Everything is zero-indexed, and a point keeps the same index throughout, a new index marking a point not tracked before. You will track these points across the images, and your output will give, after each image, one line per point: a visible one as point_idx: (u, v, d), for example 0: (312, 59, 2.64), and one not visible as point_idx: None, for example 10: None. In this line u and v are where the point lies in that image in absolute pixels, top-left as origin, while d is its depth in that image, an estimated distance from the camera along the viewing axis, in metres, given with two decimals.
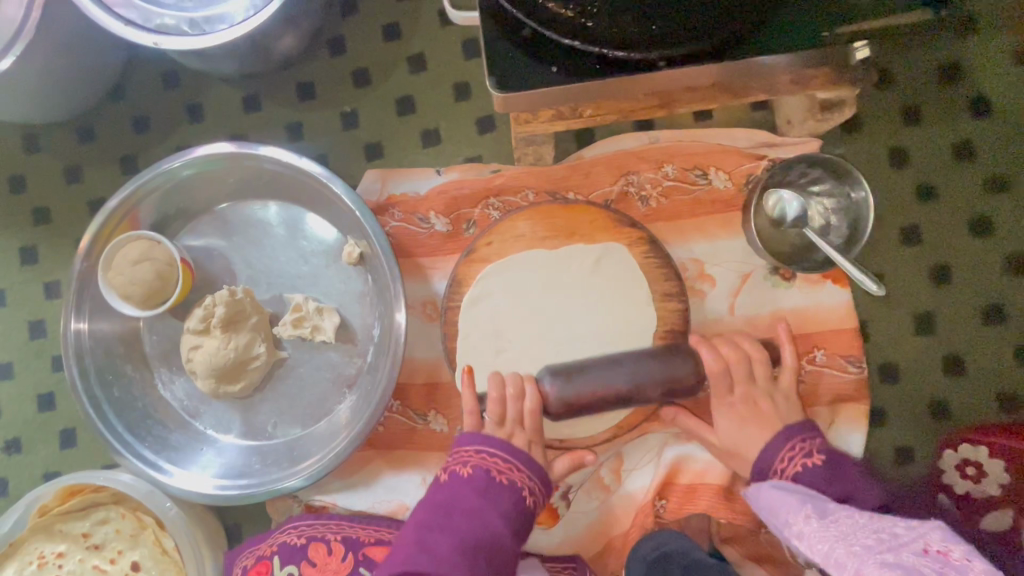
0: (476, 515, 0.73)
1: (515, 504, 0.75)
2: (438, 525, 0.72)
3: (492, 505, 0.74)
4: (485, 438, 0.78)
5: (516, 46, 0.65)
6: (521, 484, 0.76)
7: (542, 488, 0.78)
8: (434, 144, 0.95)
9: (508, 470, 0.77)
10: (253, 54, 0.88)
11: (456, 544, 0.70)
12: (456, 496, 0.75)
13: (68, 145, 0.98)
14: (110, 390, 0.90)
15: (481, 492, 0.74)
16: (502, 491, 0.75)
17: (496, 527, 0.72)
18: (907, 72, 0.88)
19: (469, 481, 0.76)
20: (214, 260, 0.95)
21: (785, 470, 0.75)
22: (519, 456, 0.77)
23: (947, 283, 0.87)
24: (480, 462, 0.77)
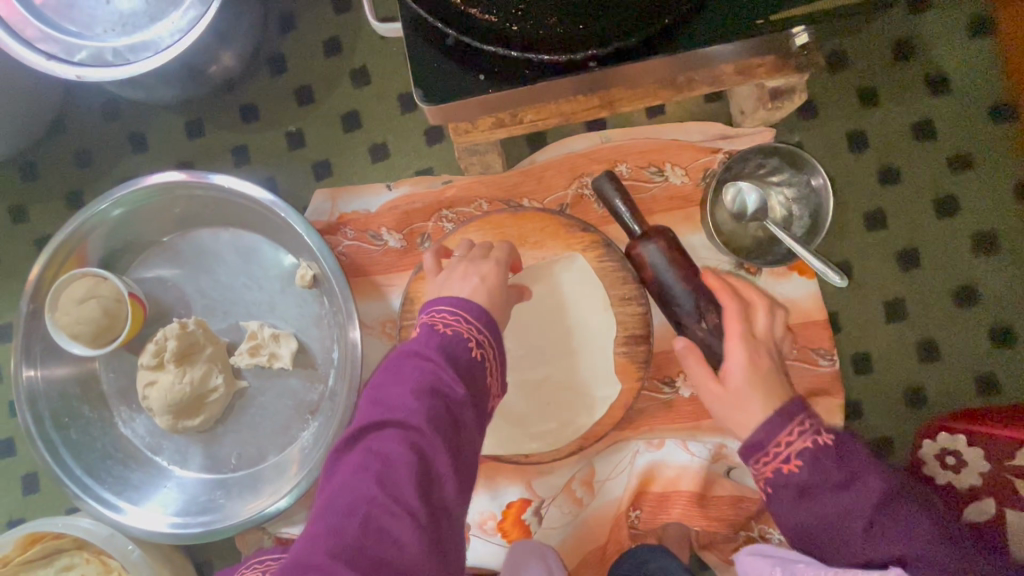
0: (436, 362, 0.55)
1: (482, 370, 0.58)
2: (395, 373, 0.55)
3: (451, 355, 0.57)
4: (461, 300, 0.62)
5: (442, 54, 0.62)
6: (472, 338, 0.59)
7: (495, 351, 0.61)
8: (384, 159, 0.92)
9: (466, 326, 0.60)
10: (188, 79, 0.85)
11: (414, 388, 0.53)
12: (413, 344, 0.58)
13: (12, 184, 0.96)
14: (66, 433, 0.87)
15: (439, 346, 0.57)
16: (457, 343, 0.58)
17: (455, 376, 0.55)
18: (860, 52, 0.86)
19: (436, 335, 0.58)
20: (167, 292, 0.93)
21: (786, 445, 0.63)
22: (491, 321, 0.62)
23: (916, 267, 0.85)
24: (433, 320, 0.60)
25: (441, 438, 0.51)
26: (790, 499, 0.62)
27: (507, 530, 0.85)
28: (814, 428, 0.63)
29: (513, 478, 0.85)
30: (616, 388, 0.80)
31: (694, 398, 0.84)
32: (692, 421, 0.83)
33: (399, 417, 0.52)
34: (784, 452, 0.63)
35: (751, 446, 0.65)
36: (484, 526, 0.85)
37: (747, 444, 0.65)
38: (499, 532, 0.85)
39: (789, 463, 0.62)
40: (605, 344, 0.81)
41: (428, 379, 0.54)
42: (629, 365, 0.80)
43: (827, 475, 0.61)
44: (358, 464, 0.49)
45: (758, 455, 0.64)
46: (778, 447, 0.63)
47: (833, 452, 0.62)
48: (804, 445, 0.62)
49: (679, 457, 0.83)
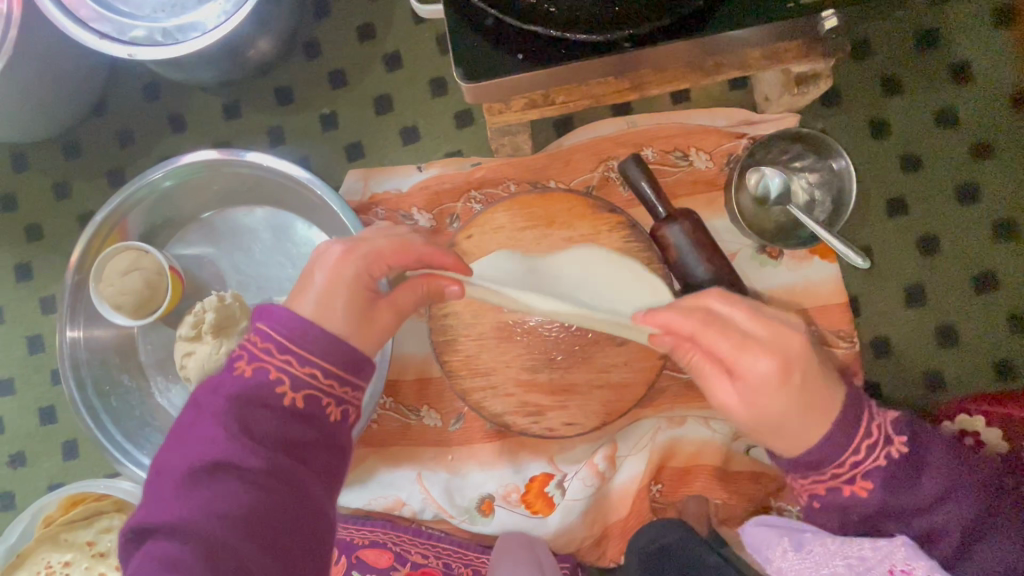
0: (228, 423, 0.54)
1: (286, 414, 0.56)
2: (179, 445, 0.55)
3: (249, 409, 0.56)
4: (261, 328, 0.59)
5: (481, 35, 0.64)
6: (287, 382, 0.57)
7: (328, 382, 0.59)
8: (414, 141, 0.95)
9: (278, 361, 0.58)
10: (228, 61, 0.88)
11: (195, 471, 0.52)
12: (205, 404, 0.56)
13: (55, 161, 0.99)
14: (107, 400, 0.91)
15: (232, 398, 0.56)
16: (265, 390, 0.57)
17: (259, 431, 0.55)
18: (884, 41, 0.87)
19: (221, 393, 0.56)
20: (203, 267, 0.96)
21: (862, 460, 0.64)
22: (298, 344, 0.58)
23: (937, 253, 0.86)
24: (239, 358, 0.59)
25: (235, 518, 0.51)
26: (847, 499, 0.65)
27: (531, 502, 0.87)
28: (867, 446, 0.64)
29: (536, 452, 0.87)
30: (642, 366, 0.83)
31: None
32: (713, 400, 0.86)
33: (173, 516, 0.50)
34: (861, 468, 0.64)
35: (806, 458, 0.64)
36: (508, 498, 0.87)
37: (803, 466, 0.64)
38: (523, 504, 0.87)
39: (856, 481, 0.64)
40: None
41: (218, 446, 0.53)
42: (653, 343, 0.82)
43: (896, 486, 0.64)
44: (134, 565, 0.48)
45: (827, 471, 0.64)
46: (846, 466, 0.63)
47: (903, 461, 0.64)
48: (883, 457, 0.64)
49: (701, 433, 0.85)
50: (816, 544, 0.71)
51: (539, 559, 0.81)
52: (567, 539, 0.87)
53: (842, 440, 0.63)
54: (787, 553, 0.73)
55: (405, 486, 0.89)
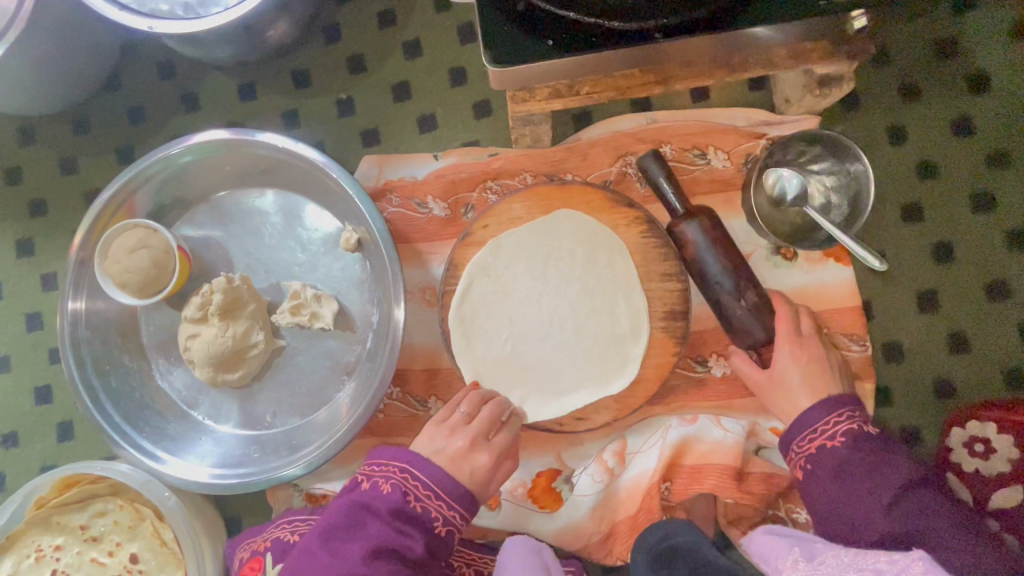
0: (392, 529, 0.67)
1: (432, 535, 0.69)
2: (349, 535, 0.67)
3: (407, 529, 0.68)
4: (417, 459, 0.72)
5: (509, 17, 0.64)
6: (440, 517, 0.70)
7: (463, 521, 0.72)
8: (431, 130, 0.94)
9: (433, 502, 0.70)
10: (247, 41, 0.87)
11: (366, 555, 0.65)
12: (371, 511, 0.68)
13: (64, 136, 0.97)
14: (107, 380, 0.89)
15: (396, 511, 0.68)
16: (422, 520, 0.69)
17: (412, 543, 0.67)
18: (904, 49, 0.88)
19: (386, 499, 0.69)
20: (211, 249, 0.95)
21: (832, 425, 0.72)
22: (446, 485, 0.71)
23: (950, 259, 0.87)
24: (398, 481, 0.70)
25: None
26: (821, 465, 0.71)
27: (538, 497, 0.86)
28: (840, 426, 0.72)
29: (544, 447, 0.86)
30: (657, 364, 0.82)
31: (726, 376, 0.85)
32: (724, 399, 0.86)
33: None
34: (829, 432, 0.72)
35: (796, 428, 0.75)
36: (514, 492, 0.86)
37: (788, 430, 0.75)
38: (531, 499, 0.86)
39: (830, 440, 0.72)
40: (643, 318, 0.82)
41: (383, 549, 0.66)
42: (667, 340, 0.82)
43: (862, 458, 0.69)
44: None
45: (804, 432, 0.73)
46: (826, 425, 0.72)
47: (878, 445, 0.70)
48: (847, 427, 0.71)
49: (714, 433, 0.85)
50: (828, 556, 0.67)
51: (544, 557, 0.78)
52: (574, 536, 0.85)
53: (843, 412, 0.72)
54: (798, 562, 0.68)
55: None
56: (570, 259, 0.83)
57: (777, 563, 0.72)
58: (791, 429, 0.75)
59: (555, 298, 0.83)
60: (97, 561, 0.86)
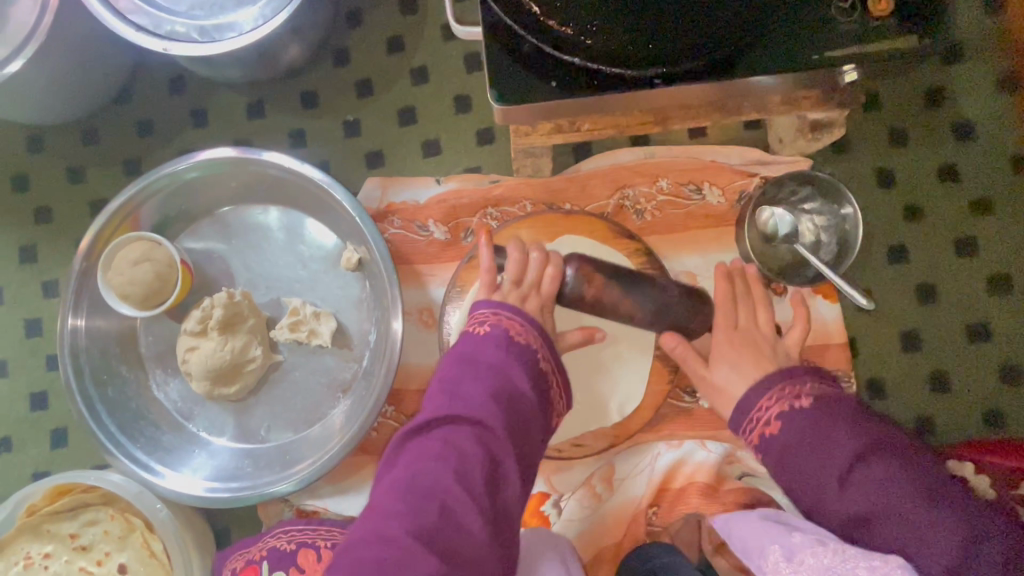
0: (499, 364, 0.67)
1: (536, 365, 0.70)
2: (463, 381, 0.65)
3: (513, 358, 0.68)
4: (500, 304, 0.75)
5: (514, 58, 0.67)
6: (540, 352, 0.72)
7: (561, 376, 0.73)
8: (436, 155, 0.96)
9: (529, 339, 0.72)
10: (259, 63, 0.90)
11: (487, 392, 0.64)
12: (477, 349, 0.69)
13: (73, 146, 0.99)
14: (104, 390, 0.90)
15: (498, 346, 0.69)
16: (527, 353, 0.70)
17: (520, 375, 0.67)
18: (894, 96, 0.91)
19: (488, 338, 0.70)
20: (213, 262, 0.96)
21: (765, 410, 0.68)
22: (533, 321, 0.74)
23: (933, 301, 0.89)
24: (495, 322, 0.72)
25: (505, 414, 0.63)
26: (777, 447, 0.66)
27: (526, 521, 0.87)
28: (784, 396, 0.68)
29: (533, 471, 0.88)
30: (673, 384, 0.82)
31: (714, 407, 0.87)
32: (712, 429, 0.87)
33: (470, 415, 0.61)
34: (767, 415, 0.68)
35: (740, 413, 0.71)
36: None
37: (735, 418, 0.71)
38: (519, 522, 0.87)
39: (772, 423, 0.67)
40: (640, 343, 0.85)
41: (497, 382, 0.65)
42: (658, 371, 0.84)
43: (802, 436, 0.64)
44: (437, 453, 0.58)
45: (744, 422, 0.69)
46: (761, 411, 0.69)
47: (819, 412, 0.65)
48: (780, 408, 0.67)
49: (699, 456, 0.87)
50: (805, 554, 0.62)
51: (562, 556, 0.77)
52: None
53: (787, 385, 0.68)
54: (779, 563, 0.63)
55: None
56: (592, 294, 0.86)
57: (758, 559, 0.67)
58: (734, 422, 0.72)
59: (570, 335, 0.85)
60: (85, 570, 0.87)
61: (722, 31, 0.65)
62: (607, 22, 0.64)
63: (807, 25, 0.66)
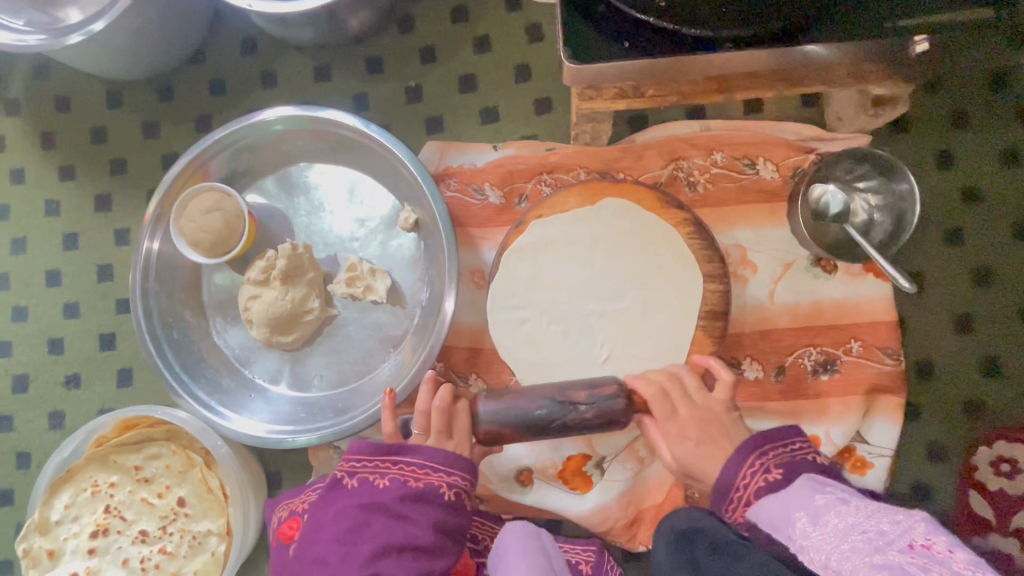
0: (399, 523, 0.69)
1: (439, 507, 0.71)
2: (358, 537, 0.68)
3: (415, 516, 0.70)
4: (409, 447, 0.74)
5: (589, 21, 0.69)
6: (445, 485, 0.72)
7: (471, 488, 0.75)
8: (494, 122, 0.99)
9: (432, 477, 0.72)
10: (330, 26, 0.93)
11: (375, 552, 0.67)
12: (375, 497, 0.71)
13: (148, 102, 1.04)
14: (170, 331, 0.95)
15: (404, 500, 0.70)
16: (427, 495, 0.71)
17: (420, 535, 0.69)
18: (957, 76, 0.91)
19: (385, 491, 0.71)
20: (276, 218, 1.00)
21: (753, 469, 0.67)
22: (441, 457, 0.73)
23: (988, 284, 0.89)
24: (395, 473, 0.72)
25: (395, 556, 0.67)
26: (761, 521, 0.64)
27: (568, 479, 0.89)
28: (765, 466, 0.67)
29: (577, 432, 0.90)
30: (658, 222, 0.88)
31: (759, 380, 0.89)
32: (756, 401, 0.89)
33: None
34: (757, 469, 0.67)
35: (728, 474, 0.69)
36: (546, 472, 0.90)
37: (716, 492, 0.70)
38: (560, 479, 0.90)
39: (770, 471, 0.66)
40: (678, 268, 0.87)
41: (388, 543, 0.68)
42: (706, 339, 0.86)
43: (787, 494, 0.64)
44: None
45: (728, 496, 0.68)
46: (744, 480, 0.68)
47: (784, 486, 0.65)
48: (778, 458, 0.67)
49: None
50: (831, 517, 0.54)
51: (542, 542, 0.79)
52: (601, 521, 0.89)
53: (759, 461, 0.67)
54: (807, 529, 0.55)
55: None
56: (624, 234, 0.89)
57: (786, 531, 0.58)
58: (725, 470, 0.69)
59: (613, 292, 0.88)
60: (146, 501, 0.91)
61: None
62: None
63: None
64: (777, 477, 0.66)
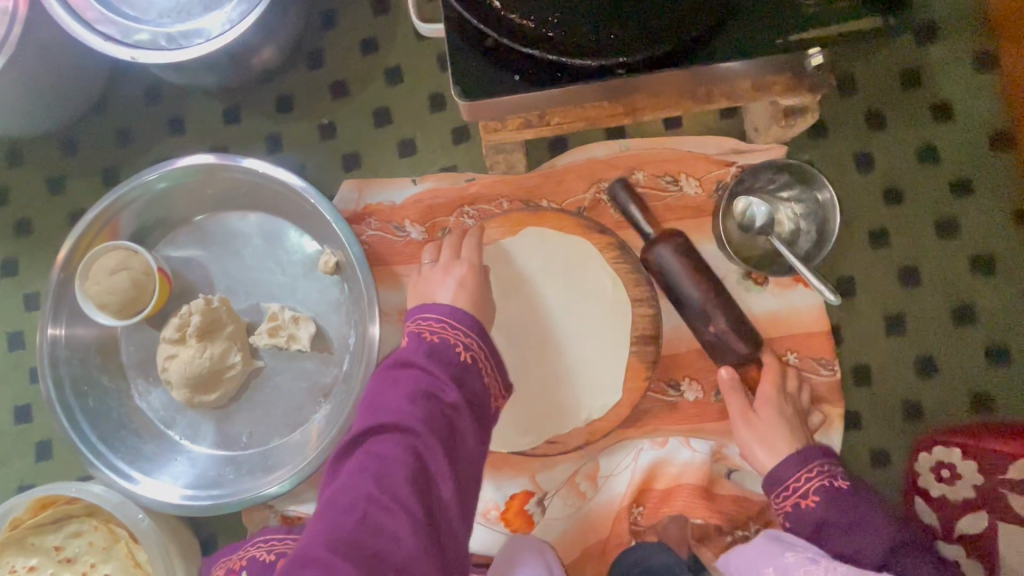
0: (426, 369, 0.64)
1: (460, 361, 0.67)
2: (385, 392, 0.64)
3: (437, 363, 0.65)
4: (432, 308, 0.71)
5: (479, 53, 0.67)
6: (458, 343, 0.68)
7: (485, 351, 0.69)
8: (412, 154, 0.96)
9: (452, 333, 0.69)
10: (231, 67, 0.89)
11: (407, 396, 0.62)
12: (402, 356, 0.67)
13: (51, 158, 0.99)
14: (85, 400, 0.90)
15: (428, 355, 0.66)
16: (445, 351, 0.67)
17: (447, 382, 0.64)
18: (870, 78, 0.90)
19: (415, 345, 0.67)
20: (193, 269, 0.96)
21: (804, 481, 0.73)
22: (460, 318, 0.70)
23: (916, 285, 0.88)
24: (422, 330, 0.69)
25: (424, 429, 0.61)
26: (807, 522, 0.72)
27: (510, 520, 0.86)
28: (831, 474, 0.73)
29: (517, 469, 0.87)
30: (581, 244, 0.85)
31: (698, 400, 0.86)
32: (696, 422, 0.86)
33: (393, 422, 0.61)
34: (802, 488, 0.73)
35: (786, 465, 0.75)
36: (487, 515, 0.87)
37: (776, 469, 0.75)
38: (502, 521, 0.87)
39: (805, 496, 0.73)
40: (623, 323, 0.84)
41: (416, 388, 0.63)
42: (640, 365, 0.83)
43: (837, 514, 0.70)
44: (358, 464, 0.59)
45: (794, 473, 0.74)
46: (797, 482, 0.74)
47: (847, 496, 0.71)
48: (819, 483, 0.73)
49: (683, 454, 0.86)
50: None
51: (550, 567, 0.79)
52: None
53: (823, 464, 0.73)
54: None
55: None
56: (573, 279, 0.85)
57: None
58: (782, 465, 0.75)
59: (554, 340, 0.84)
60: None
61: (688, 15, 0.64)
62: (566, 16, 0.64)
63: (769, 11, 0.66)
64: (815, 504, 0.72)
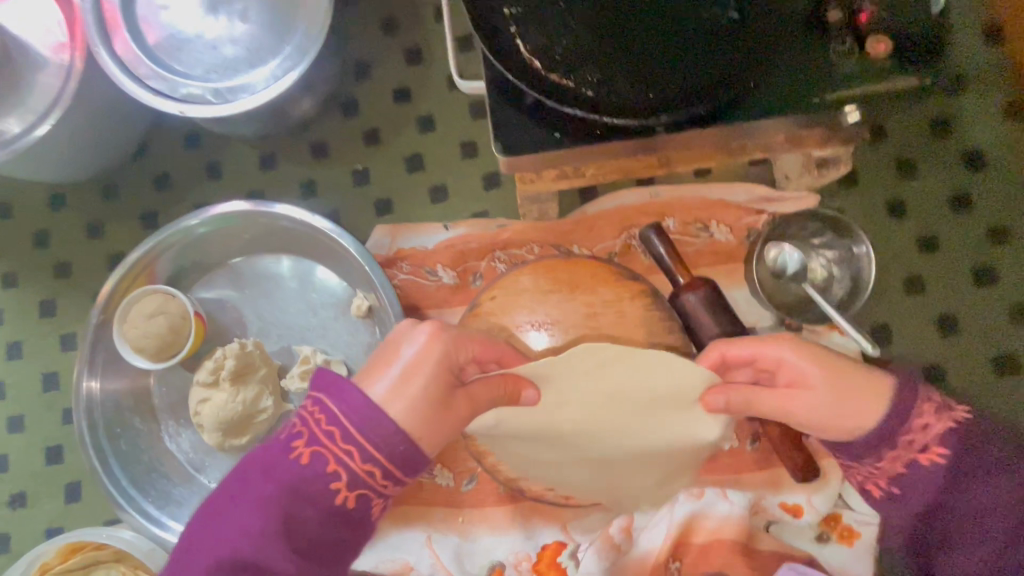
0: (259, 497, 0.56)
1: (334, 487, 0.57)
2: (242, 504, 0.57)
3: (285, 486, 0.56)
4: (337, 399, 0.57)
5: (518, 110, 0.68)
6: (348, 463, 0.56)
7: (384, 473, 0.58)
8: (444, 200, 0.98)
9: (338, 447, 0.56)
10: (271, 118, 0.92)
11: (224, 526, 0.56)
12: (279, 460, 0.58)
13: (92, 203, 1.02)
14: (117, 443, 0.90)
15: (284, 477, 0.56)
16: (323, 469, 0.57)
17: (285, 519, 0.56)
18: (899, 128, 0.91)
19: (294, 453, 0.57)
20: (226, 311, 0.97)
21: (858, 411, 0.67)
22: (362, 427, 0.56)
23: (955, 334, 0.87)
24: (308, 434, 0.57)
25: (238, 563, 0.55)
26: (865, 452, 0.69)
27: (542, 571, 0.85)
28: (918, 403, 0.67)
29: (549, 519, 0.87)
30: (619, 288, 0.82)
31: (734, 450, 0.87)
32: (732, 472, 0.85)
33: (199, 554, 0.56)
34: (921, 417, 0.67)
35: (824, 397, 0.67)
36: (518, 566, 0.86)
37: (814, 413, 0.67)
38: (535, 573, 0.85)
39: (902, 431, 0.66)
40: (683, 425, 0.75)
41: (249, 521, 0.56)
42: None
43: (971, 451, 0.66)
44: None
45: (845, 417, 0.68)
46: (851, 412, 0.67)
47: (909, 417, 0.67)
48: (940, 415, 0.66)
49: (720, 506, 0.84)
50: None
51: None
52: None
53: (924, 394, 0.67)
54: None
55: (413, 548, 0.86)
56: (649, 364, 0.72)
57: None
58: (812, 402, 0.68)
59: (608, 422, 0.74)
60: None
61: (725, 74, 0.65)
62: (605, 74, 0.66)
63: (803, 68, 0.67)
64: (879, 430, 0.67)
